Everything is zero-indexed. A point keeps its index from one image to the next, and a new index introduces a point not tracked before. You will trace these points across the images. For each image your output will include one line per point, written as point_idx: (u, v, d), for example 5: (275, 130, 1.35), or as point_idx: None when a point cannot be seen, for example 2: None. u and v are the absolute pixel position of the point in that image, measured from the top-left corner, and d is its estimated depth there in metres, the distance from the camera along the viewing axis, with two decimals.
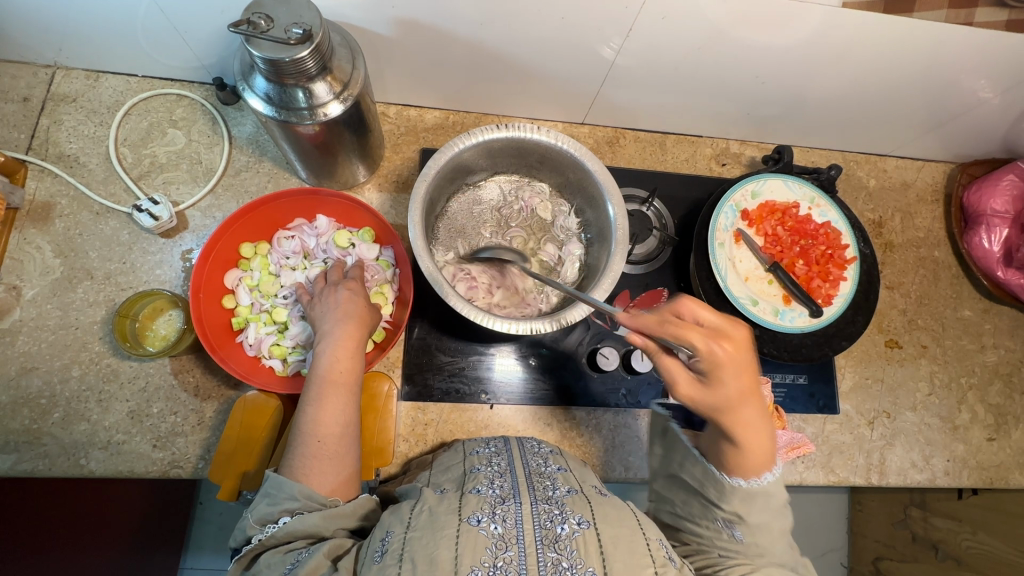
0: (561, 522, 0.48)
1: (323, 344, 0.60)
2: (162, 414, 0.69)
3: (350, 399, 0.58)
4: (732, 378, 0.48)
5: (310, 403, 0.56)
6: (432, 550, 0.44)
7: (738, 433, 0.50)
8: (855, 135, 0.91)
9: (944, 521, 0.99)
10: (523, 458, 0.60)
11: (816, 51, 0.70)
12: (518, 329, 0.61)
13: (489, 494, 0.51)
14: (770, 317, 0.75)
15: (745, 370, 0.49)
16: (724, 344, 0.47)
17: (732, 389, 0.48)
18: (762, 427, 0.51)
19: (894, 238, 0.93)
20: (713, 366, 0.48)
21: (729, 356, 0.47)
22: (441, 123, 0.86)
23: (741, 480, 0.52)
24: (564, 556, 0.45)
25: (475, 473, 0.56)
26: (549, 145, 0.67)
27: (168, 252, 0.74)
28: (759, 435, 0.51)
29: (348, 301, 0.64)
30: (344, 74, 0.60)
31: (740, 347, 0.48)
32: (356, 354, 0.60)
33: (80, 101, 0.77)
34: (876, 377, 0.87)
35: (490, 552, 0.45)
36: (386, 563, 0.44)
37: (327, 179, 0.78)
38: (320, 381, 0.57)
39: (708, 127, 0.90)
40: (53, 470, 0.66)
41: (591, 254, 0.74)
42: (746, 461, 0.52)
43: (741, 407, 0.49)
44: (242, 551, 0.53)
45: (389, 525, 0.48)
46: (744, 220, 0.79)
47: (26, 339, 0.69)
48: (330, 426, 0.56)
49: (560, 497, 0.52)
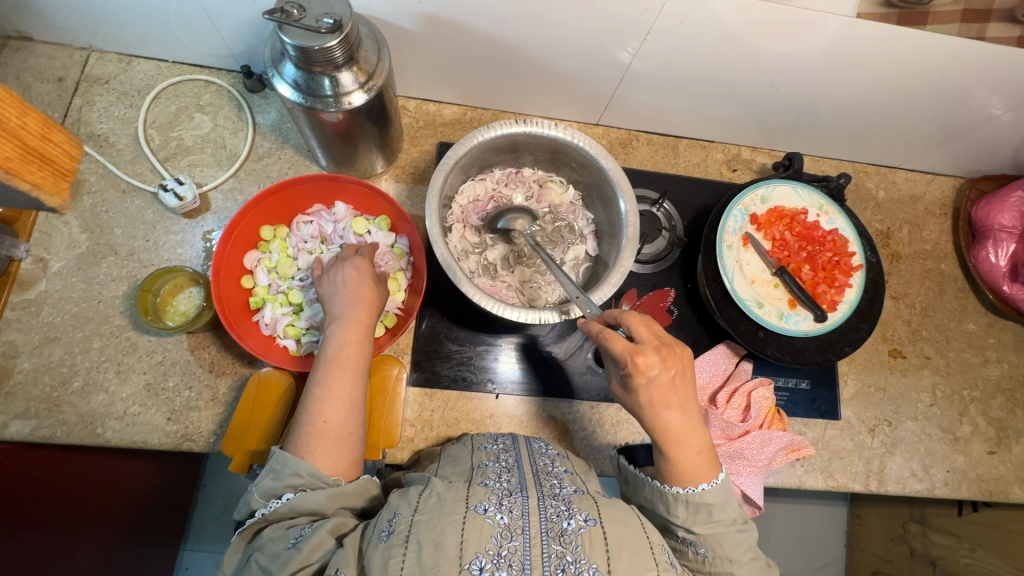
0: (567, 518, 0.49)
1: (334, 328, 0.62)
2: (177, 387, 0.71)
3: (356, 382, 0.60)
4: (644, 389, 0.54)
5: (317, 383, 0.58)
6: (437, 534, 0.46)
7: (663, 439, 0.56)
8: (867, 146, 0.93)
9: (943, 537, 1.06)
10: (530, 456, 0.61)
11: (829, 61, 0.72)
12: (528, 318, 0.63)
13: (496, 488, 0.53)
14: (774, 320, 0.76)
15: (662, 385, 0.54)
16: (637, 356, 0.53)
17: (645, 399, 0.55)
18: (690, 440, 0.56)
19: (900, 249, 0.94)
20: (628, 375, 0.54)
21: (643, 367, 0.54)
22: (459, 118, 0.89)
23: (679, 488, 0.57)
24: (569, 550, 0.46)
25: (482, 469, 0.57)
26: (566, 142, 0.68)
27: (190, 232, 0.77)
28: (685, 447, 0.56)
29: (355, 283, 0.65)
30: (370, 65, 0.62)
31: (655, 364, 0.54)
32: (365, 339, 0.62)
33: (112, 84, 0.79)
34: (878, 385, 0.87)
35: (494, 540, 0.46)
36: (392, 543, 0.46)
37: (345, 167, 0.80)
38: (328, 362, 0.59)
39: (720, 132, 0.92)
40: (69, 438, 0.67)
41: (592, 279, 0.74)
42: (680, 470, 0.56)
43: (660, 416, 0.55)
44: (246, 523, 0.55)
45: (397, 507, 0.50)
46: (754, 224, 0.80)
47: (51, 310, 0.71)
48: (336, 407, 0.57)
49: (566, 495, 0.53)
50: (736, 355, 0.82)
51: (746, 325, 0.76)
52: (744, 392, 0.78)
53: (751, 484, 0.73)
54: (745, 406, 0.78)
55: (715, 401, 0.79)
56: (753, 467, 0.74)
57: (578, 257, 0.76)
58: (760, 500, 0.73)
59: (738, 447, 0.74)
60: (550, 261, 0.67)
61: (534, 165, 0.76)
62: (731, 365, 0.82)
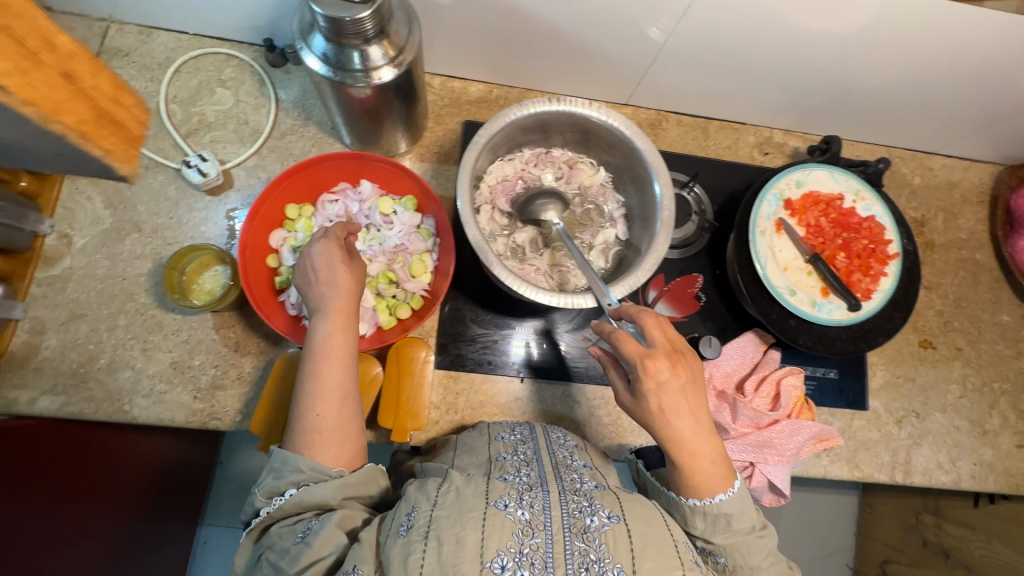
0: (590, 514, 0.49)
1: (314, 320, 0.60)
2: (203, 366, 0.71)
3: (344, 372, 0.58)
4: (654, 395, 0.54)
5: (305, 378, 0.57)
6: (458, 531, 0.45)
7: (677, 450, 0.55)
8: (904, 130, 0.90)
9: (958, 528, 1.06)
10: (548, 447, 0.60)
11: (874, 40, 0.69)
12: (560, 302, 0.62)
13: (515, 482, 0.52)
14: (807, 308, 0.74)
15: (673, 392, 0.54)
16: (647, 359, 0.53)
17: (657, 405, 0.54)
18: (704, 449, 0.56)
19: (934, 238, 0.92)
20: (638, 380, 0.54)
21: (653, 371, 0.53)
22: (485, 96, 0.86)
23: (697, 500, 0.57)
24: (592, 548, 0.46)
25: (501, 461, 0.57)
26: (600, 122, 0.66)
27: (213, 210, 0.75)
28: (699, 457, 0.56)
29: (325, 267, 0.61)
30: (400, 39, 0.60)
31: (667, 368, 0.53)
32: (347, 325, 0.60)
33: (132, 56, 0.77)
34: (907, 376, 0.86)
35: (516, 537, 0.46)
36: (411, 539, 0.45)
37: (370, 146, 0.79)
38: (313, 355, 0.58)
39: (753, 114, 0.89)
40: (97, 414, 0.68)
41: (622, 266, 0.72)
42: (696, 481, 0.57)
43: (671, 425, 0.54)
44: (252, 523, 0.55)
45: (415, 500, 0.49)
46: (788, 210, 0.78)
47: (76, 286, 0.71)
48: (326, 399, 0.56)
49: (587, 490, 0.52)
50: (764, 344, 0.80)
51: (777, 313, 0.74)
52: (774, 380, 0.77)
53: (778, 473, 0.73)
54: (774, 394, 0.77)
55: (743, 389, 0.78)
56: (783, 456, 0.73)
57: (608, 241, 0.74)
58: (787, 489, 0.72)
59: (767, 436, 0.73)
60: (574, 246, 0.66)
61: (564, 146, 0.74)
62: (758, 353, 0.80)
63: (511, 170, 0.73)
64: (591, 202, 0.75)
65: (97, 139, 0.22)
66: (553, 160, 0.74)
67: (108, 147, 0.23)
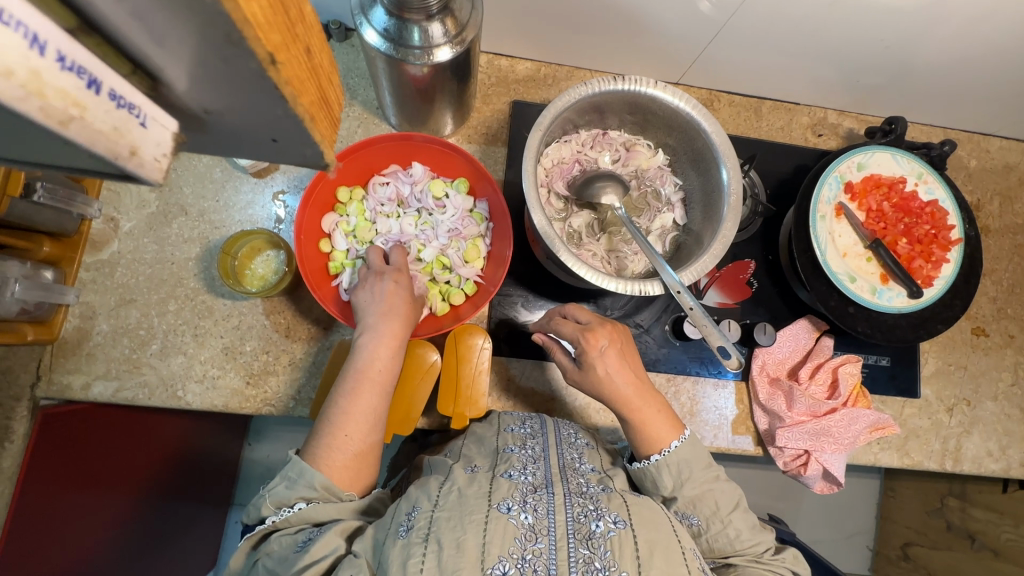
0: (596, 519, 0.48)
1: (365, 338, 0.58)
2: (254, 352, 0.70)
3: (381, 399, 0.57)
4: (598, 360, 0.60)
5: (342, 394, 0.56)
6: (458, 535, 0.44)
7: (627, 409, 0.61)
8: (964, 111, 0.87)
9: (984, 512, 1.04)
10: (558, 446, 0.59)
11: (950, 18, 0.66)
12: (627, 289, 0.59)
13: (520, 481, 0.51)
14: (867, 295, 0.73)
15: (613, 357, 0.61)
16: (589, 334, 0.61)
17: (602, 371, 0.61)
18: (647, 402, 0.62)
19: (990, 223, 0.89)
20: (582, 352, 0.61)
21: (594, 342, 0.61)
22: (533, 75, 0.84)
23: (657, 454, 0.60)
24: (597, 556, 0.45)
25: (509, 454, 0.56)
26: (665, 101, 0.64)
27: (260, 192, 0.74)
28: (645, 409, 0.61)
29: (390, 293, 0.61)
30: (463, 16, 0.57)
31: (604, 337, 0.61)
32: (397, 354, 0.59)
33: None
34: (959, 363, 0.85)
35: (518, 543, 0.45)
36: (411, 541, 0.45)
37: (417, 125, 0.76)
38: (358, 375, 0.57)
39: (808, 94, 0.86)
40: (152, 400, 0.67)
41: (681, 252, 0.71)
42: (650, 434, 0.61)
43: (615, 385, 0.61)
44: (256, 527, 0.54)
45: (416, 500, 0.49)
46: (848, 194, 0.75)
47: (125, 271, 0.70)
48: (358, 421, 0.55)
49: (595, 493, 0.52)
50: (817, 331, 0.79)
51: (835, 301, 0.72)
52: (829, 368, 0.77)
53: (835, 461, 0.73)
54: (831, 382, 0.77)
55: (799, 376, 0.77)
56: (838, 444, 0.73)
57: (665, 226, 0.72)
58: (843, 476, 0.73)
59: (826, 425, 0.73)
60: (636, 229, 0.64)
61: (620, 127, 0.72)
62: (810, 340, 0.79)
63: (568, 148, 0.71)
64: (648, 185, 0.72)
65: (318, 124, 0.23)
66: (611, 140, 0.72)
67: (323, 133, 0.24)
